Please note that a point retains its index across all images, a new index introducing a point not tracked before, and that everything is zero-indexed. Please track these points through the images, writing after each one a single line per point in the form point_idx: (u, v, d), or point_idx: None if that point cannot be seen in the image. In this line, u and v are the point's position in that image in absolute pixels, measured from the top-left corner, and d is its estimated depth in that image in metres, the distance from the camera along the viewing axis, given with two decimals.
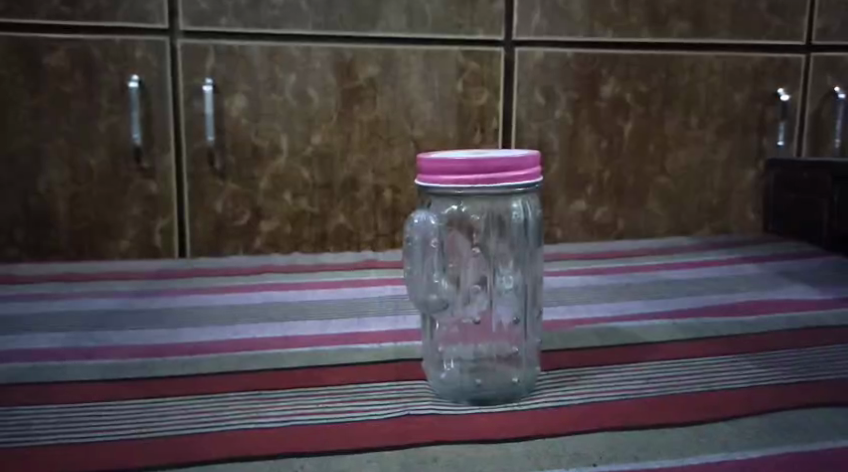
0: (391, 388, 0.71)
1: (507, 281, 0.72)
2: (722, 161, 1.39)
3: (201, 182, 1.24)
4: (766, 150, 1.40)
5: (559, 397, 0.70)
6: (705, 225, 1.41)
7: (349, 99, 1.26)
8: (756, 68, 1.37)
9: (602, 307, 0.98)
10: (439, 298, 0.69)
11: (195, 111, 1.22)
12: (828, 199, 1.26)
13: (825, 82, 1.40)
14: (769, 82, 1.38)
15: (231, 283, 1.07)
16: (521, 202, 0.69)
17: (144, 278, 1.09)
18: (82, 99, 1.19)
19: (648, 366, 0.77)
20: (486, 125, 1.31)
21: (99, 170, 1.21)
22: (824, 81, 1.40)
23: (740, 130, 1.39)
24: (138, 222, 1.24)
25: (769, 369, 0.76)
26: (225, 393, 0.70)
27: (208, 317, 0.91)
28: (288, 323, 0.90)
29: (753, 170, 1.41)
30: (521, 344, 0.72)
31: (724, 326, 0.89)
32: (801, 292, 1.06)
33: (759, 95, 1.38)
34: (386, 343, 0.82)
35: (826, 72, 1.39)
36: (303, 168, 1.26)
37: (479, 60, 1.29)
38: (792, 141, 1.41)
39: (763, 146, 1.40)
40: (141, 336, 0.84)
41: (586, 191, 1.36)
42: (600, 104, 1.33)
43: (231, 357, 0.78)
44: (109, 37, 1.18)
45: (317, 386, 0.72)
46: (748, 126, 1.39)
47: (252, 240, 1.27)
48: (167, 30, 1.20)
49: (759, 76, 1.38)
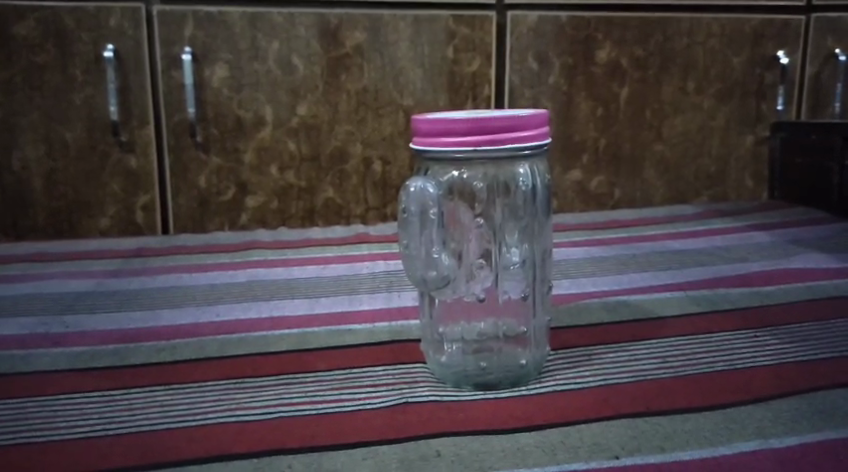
0: (387, 374, 0.65)
1: (514, 255, 0.65)
2: (721, 127, 1.33)
3: (183, 156, 1.17)
4: (766, 115, 1.34)
5: (570, 380, 0.64)
6: (705, 193, 1.35)
7: (334, 68, 1.19)
8: (755, 31, 1.31)
9: (609, 280, 0.92)
10: (439, 275, 0.62)
11: (174, 82, 1.15)
12: (839, 163, 1.21)
13: (826, 44, 1.33)
14: (769, 45, 1.32)
15: (213, 261, 1.00)
16: (529, 166, 0.63)
17: (121, 257, 1.03)
18: (55, 71, 1.12)
19: (663, 343, 0.71)
20: (478, 92, 1.24)
21: (77, 144, 1.14)
22: (825, 43, 1.33)
23: (739, 95, 1.32)
24: (119, 199, 1.17)
25: (795, 345, 0.70)
26: (204, 383, 0.64)
27: (188, 297, 0.85)
28: (273, 303, 0.83)
29: (751, 135, 1.34)
30: (529, 323, 0.66)
31: (739, 299, 0.83)
32: (815, 260, 1.00)
33: (758, 59, 1.32)
34: (380, 323, 0.76)
35: (827, 33, 1.33)
36: (289, 140, 1.19)
37: (470, 25, 1.21)
38: (790, 105, 1.35)
39: (763, 111, 1.34)
40: (116, 320, 0.77)
41: (582, 159, 1.29)
42: (596, 69, 1.27)
43: (212, 341, 0.72)
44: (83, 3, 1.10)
45: (306, 373, 0.66)
46: (748, 91, 1.33)
47: (238, 216, 1.21)
48: None
49: (759, 38, 1.31)
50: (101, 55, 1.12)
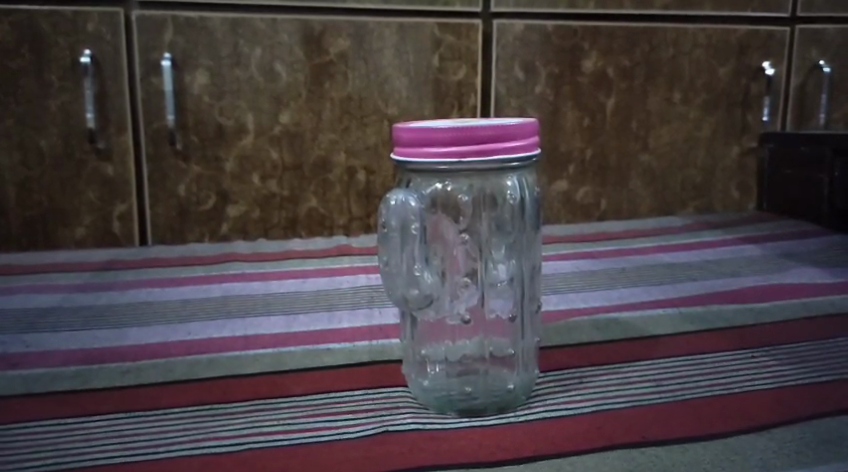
0: (366, 399, 0.62)
1: (501, 272, 0.62)
2: (707, 138, 1.30)
3: (162, 164, 1.13)
4: (751, 126, 1.31)
5: (560, 405, 0.60)
6: (691, 204, 1.32)
7: (318, 76, 1.15)
8: (741, 41, 1.28)
9: (599, 296, 0.89)
10: (422, 294, 0.58)
11: (154, 89, 1.11)
12: (830, 175, 1.18)
13: (811, 56, 1.31)
14: (755, 56, 1.29)
15: (188, 274, 0.96)
16: (516, 178, 0.60)
17: (93, 270, 0.99)
18: (30, 77, 1.07)
19: (658, 365, 0.67)
20: (464, 101, 1.21)
21: (52, 152, 1.10)
22: (809, 54, 1.31)
23: (725, 106, 1.30)
24: (95, 208, 1.13)
25: (794, 366, 0.67)
26: (170, 410, 0.60)
27: (159, 314, 0.81)
28: (248, 319, 0.79)
29: (738, 146, 1.32)
30: (517, 344, 0.62)
31: (734, 316, 0.80)
32: (809, 275, 0.97)
33: (744, 69, 1.29)
34: (359, 342, 0.72)
35: (811, 45, 1.30)
36: (271, 148, 1.15)
37: (456, 33, 1.18)
38: (776, 116, 1.32)
39: (748, 122, 1.31)
40: (80, 339, 0.73)
41: (568, 170, 1.26)
42: (582, 79, 1.23)
43: (181, 362, 0.68)
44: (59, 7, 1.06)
45: (280, 398, 0.62)
46: (733, 101, 1.30)
47: (217, 227, 1.17)
48: (120, 1, 1.08)
49: (744, 49, 1.28)
50: (79, 61, 1.08)
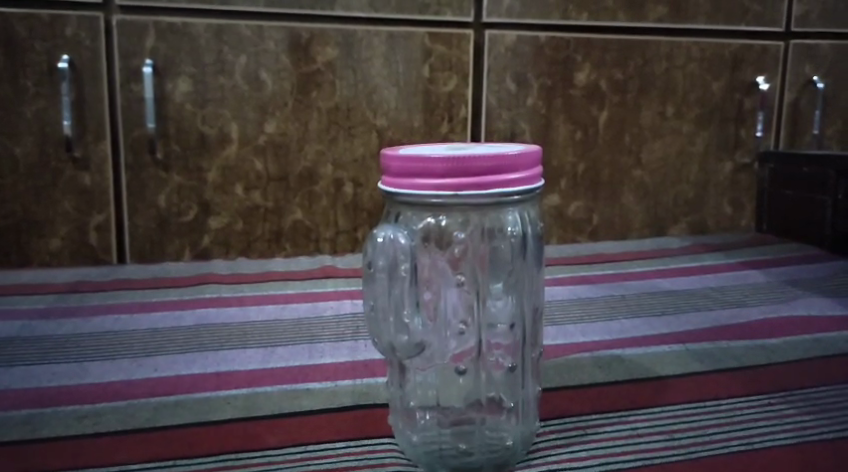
0: (349, 454, 0.56)
1: (499, 314, 0.57)
2: (701, 153, 1.25)
3: (142, 174, 1.07)
4: (745, 141, 1.26)
5: (563, 463, 0.55)
6: (685, 220, 1.27)
7: (305, 85, 1.09)
8: (735, 56, 1.23)
9: (600, 328, 0.83)
10: (411, 342, 0.53)
11: (133, 95, 1.05)
12: (832, 198, 1.14)
13: (804, 71, 1.25)
14: (748, 71, 1.24)
15: (162, 298, 0.90)
16: (517, 213, 0.55)
17: (58, 292, 0.92)
18: (4, 81, 1.01)
19: (667, 413, 0.62)
20: (455, 114, 1.15)
21: (27, 161, 1.03)
22: (803, 69, 1.25)
23: (718, 121, 1.24)
24: (70, 218, 1.07)
25: (813, 417, 0.61)
26: (128, 466, 0.54)
27: (126, 345, 0.75)
28: (222, 353, 0.73)
29: (731, 161, 1.26)
30: (517, 395, 0.57)
31: (744, 354, 0.75)
32: (818, 306, 0.92)
33: (738, 84, 1.24)
34: (342, 381, 0.67)
35: (805, 60, 1.25)
36: (255, 159, 1.10)
37: (447, 43, 1.12)
38: (770, 131, 1.26)
39: (742, 138, 1.26)
40: (37, 376, 0.67)
41: (561, 184, 1.21)
42: (575, 92, 1.18)
43: (145, 406, 0.62)
44: (35, 10, 1.00)
45: (252, 451, 0.56)
46: (727, 116, 1.25)
47: (199, 239, 1.11)
48: (99, 5, 1.02)
49: (738, 64, 1.23)
50: (55, 67, 1.02)
